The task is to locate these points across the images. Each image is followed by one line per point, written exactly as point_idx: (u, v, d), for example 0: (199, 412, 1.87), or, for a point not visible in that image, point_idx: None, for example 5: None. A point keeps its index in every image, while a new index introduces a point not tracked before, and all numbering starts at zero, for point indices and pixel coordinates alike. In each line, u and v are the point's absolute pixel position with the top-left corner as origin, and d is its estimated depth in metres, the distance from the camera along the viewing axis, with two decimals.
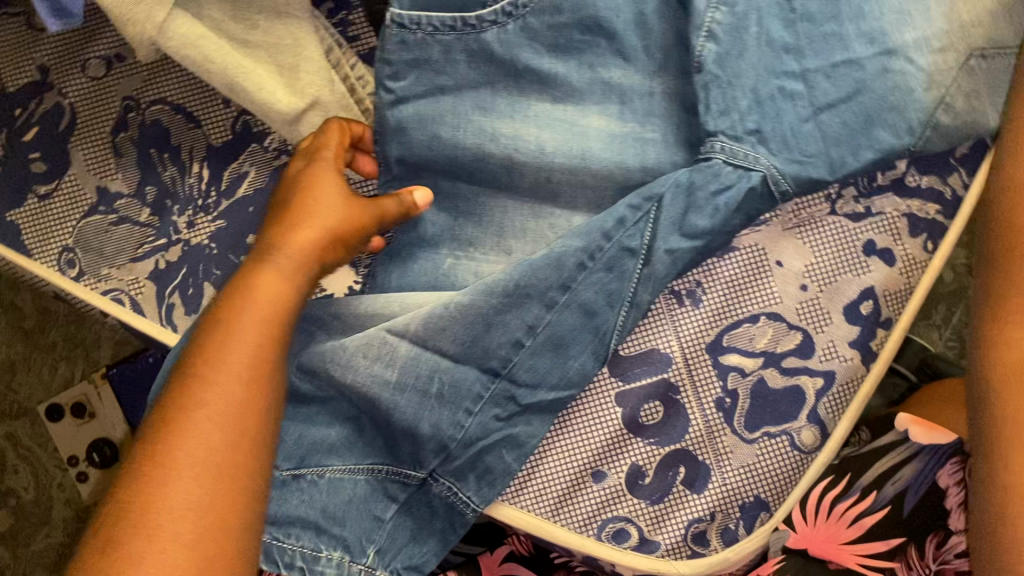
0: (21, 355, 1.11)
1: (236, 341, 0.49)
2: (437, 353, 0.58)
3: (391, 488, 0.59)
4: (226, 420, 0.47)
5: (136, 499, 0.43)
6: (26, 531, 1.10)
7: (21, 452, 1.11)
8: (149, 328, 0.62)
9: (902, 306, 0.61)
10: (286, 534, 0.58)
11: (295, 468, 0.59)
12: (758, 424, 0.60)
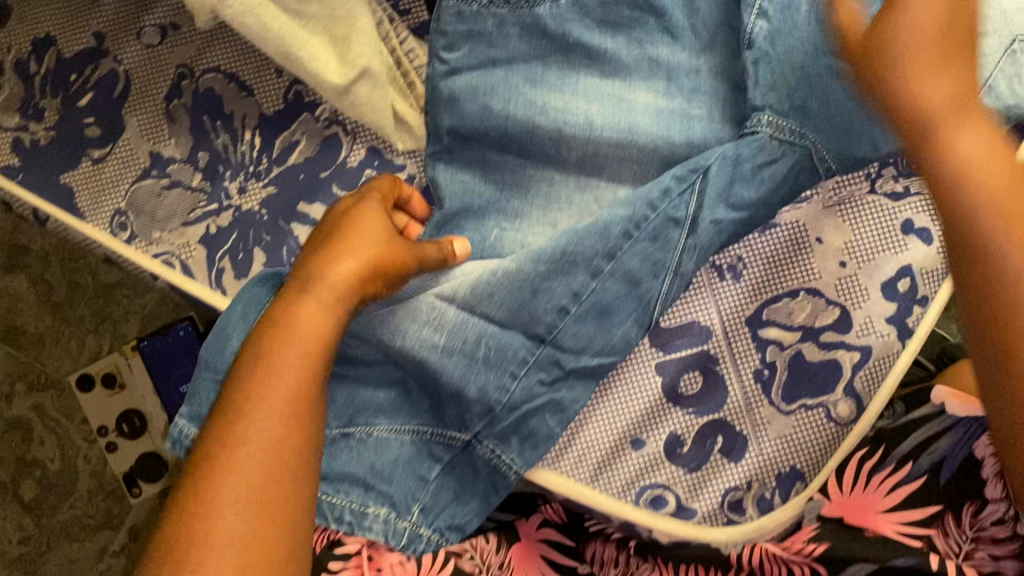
0: (50, 327, 1.12)
1: (275, 381, 0.50)
2: (483, 318, 0.59)
3: (435, 449, 0.61)
4: (267, 457, 0.47)
5: (183, 532, 0.44)
6: (50, 502, 1.11)
7: (47, 423, 1.12)
8: (196, 290, 0.63)
9: (939, 284, 0.62)
10: (335, 490, 0.59)
11: (344, 426, 0.61)
12: (796, 396, 0.61)
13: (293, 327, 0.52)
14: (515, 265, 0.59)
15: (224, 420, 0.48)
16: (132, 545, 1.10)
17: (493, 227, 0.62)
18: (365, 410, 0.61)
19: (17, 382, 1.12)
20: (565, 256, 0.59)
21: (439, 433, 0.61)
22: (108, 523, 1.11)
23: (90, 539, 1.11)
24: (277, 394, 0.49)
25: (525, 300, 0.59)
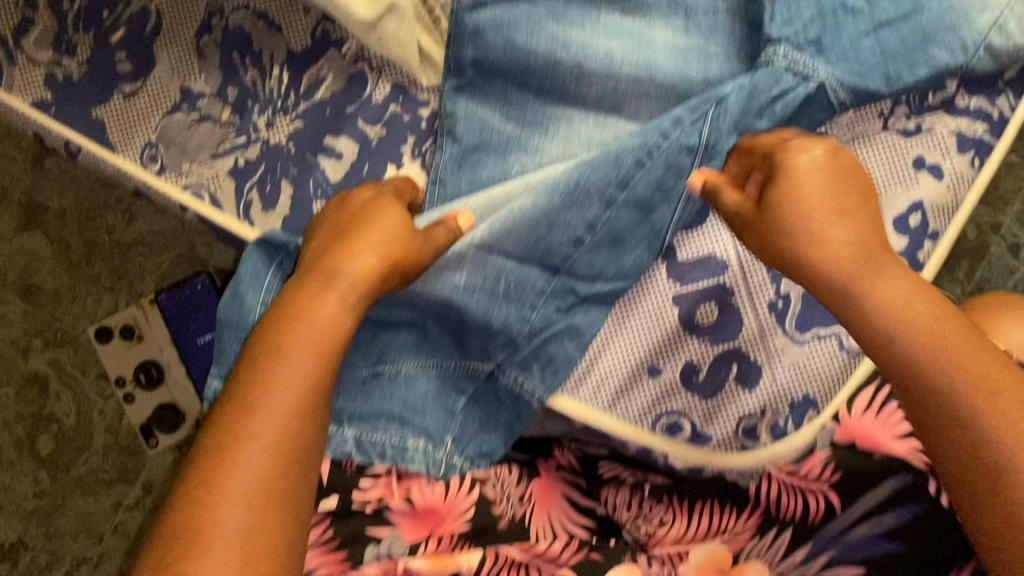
0: (66, 285, 1.14)
1: (286, 375, 0.51)
2: (503, 255, 0.61)
3: (461, 381, 0.63)
4: (274, 449, 0.49)
5: (187, 510, 0.47)
6: (66, 456, 1.13)
7: (63, 379, 1.13)
8: (226, 221, 0.65)
9: (947, 219, 0.64)
10: (372, 428, 0.62)
11: (374, 366, 0.63)
12: (809, 325, 0.63)
13: (306, 326, 0.54)
14: (531, 197, 0.60)
15: (235, 407, 0.50)
16: (147, 499, 1.12)
17: (514, 159, 0.64)
18: (397, 351, 0.63)
19: (34, 338, 1.13)
20: (582, 187, 0.60)
21: (465, 366, 0.63)
22: (123, 477, 1.13)
23: (106, 493, 1.13)
24: (292, 389, 0.51)
25: (540, 232, 0.61)
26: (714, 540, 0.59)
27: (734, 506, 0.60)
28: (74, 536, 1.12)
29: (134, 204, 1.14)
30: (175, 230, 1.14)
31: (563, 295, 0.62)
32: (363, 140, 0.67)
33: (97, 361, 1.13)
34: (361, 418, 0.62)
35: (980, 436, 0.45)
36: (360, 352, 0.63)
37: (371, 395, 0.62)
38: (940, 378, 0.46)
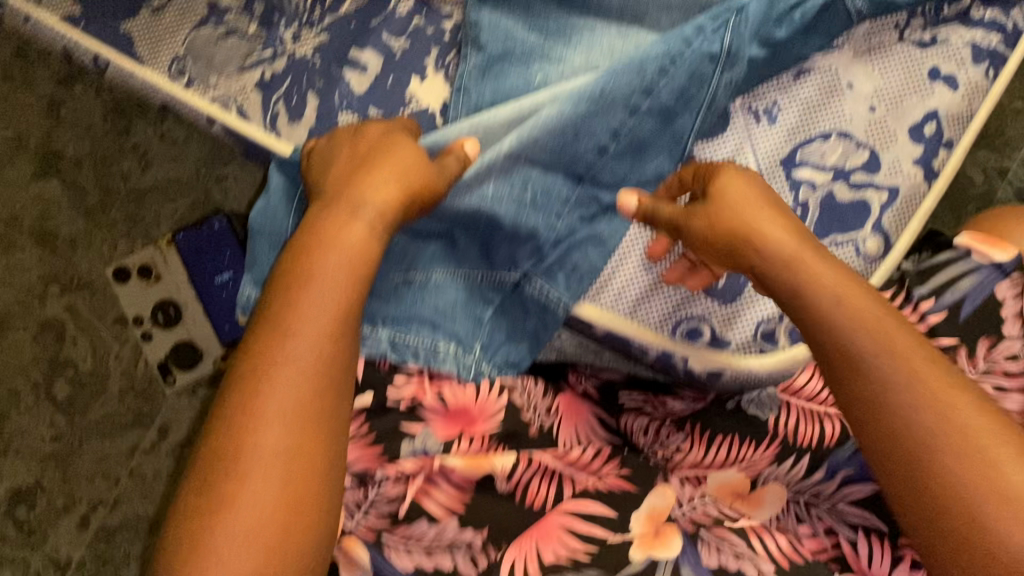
0: (83, 231, 1.15)
1: (311, 307, 0.51)
2: (528, 163, 0.64)
3: (489, 292, 0.67)
4: (306, 378, 0.50)
5: (230, 436, 0.48)
6: (83, 400, 1.14)
7: (80, 324, 1.14)
8: (254, 134, 0.68)
9: (962, 129, 0.66)
10: (406, 330, 0.65)
11: (405, 274, 0.65)
12: (828, 232, 0.64)
13: (334, 252, 0.53)
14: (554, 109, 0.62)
15: (270, 330, 0.50)
16: (163, 443, 1.14)
17: (536, 70, 0.65)
18: (427, 261, 0.66)
19: (50, 284, 1.14)
20: (604, 96, 0.62)
21: (493, 277, 0.66)
22: (139, 421, 1.14)
23: (122, 436, 1.14)
24: (320, 317, 0.51)
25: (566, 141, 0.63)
26: (735, 468, 0.62)
27: (753, 435, 0.64)
28: (91, 479, 1.14)
29: (149, 150, 1.15)
30: (191, 176, 1.15)
31: (587, 205, 0.66)
32: (387, 54, 0.69)
33: (114, 306, 1.14)
34: (394, 321, 0.65)
35: (906, 423, 0.47)
36: (396, 258, 0.65)
37: (404, 301, 0.65)
38: (887, 373, 0.48)
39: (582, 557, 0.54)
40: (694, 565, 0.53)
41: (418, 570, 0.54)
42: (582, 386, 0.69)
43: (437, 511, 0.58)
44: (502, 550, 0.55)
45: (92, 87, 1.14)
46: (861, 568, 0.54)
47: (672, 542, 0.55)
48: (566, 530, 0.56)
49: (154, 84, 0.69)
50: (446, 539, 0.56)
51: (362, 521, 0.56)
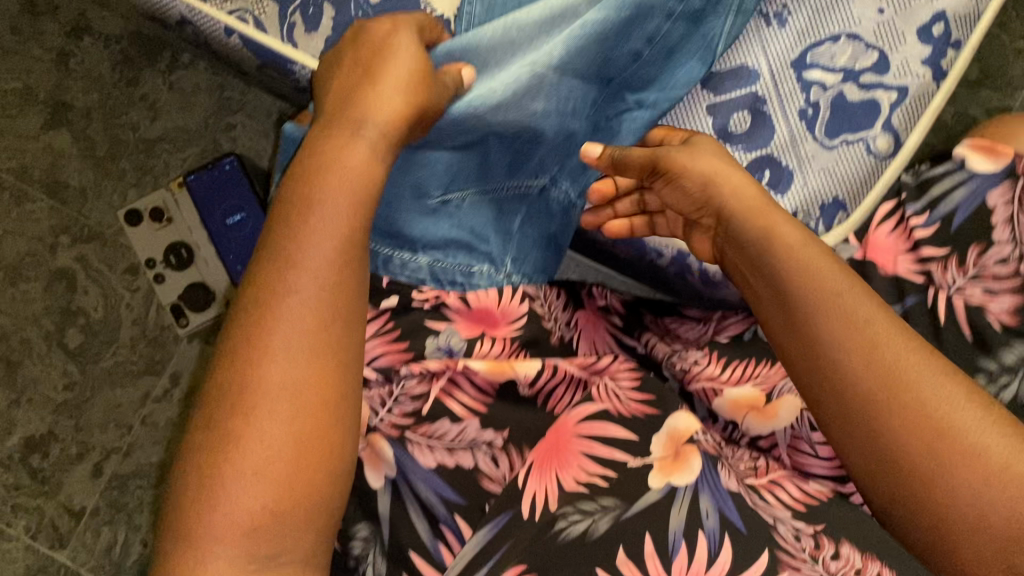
0: (92, 181, 1.15)
1: (316, 238, 0.47)
2: (574, 74, 0.62)
3: (514, 202, 0.71)
4: (310, 313, 0.46)
5: (236, 374, 0.45)
6: (94, 349, 1.15)
7: (91, 274, 1.15)
8: (271, 43, 0.67)
9: (970, 30, 0.67)
10: (445, 253, 0.68)
11: (444, 196, 0.68)
12: (838, 132, 0.65)
13: (335, 175, 0.49)
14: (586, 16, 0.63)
15: (273, 262, 0.47)
16: (174, 391, 1.15)
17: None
18: (450, 177, 0.68)
19: (61, 235, 1.15)
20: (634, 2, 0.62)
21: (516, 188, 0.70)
22: (150, 369, 1.15)
23: (134, 385, 1.15)
24: (323, 248, 0.47)
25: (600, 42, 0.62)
26: (752, 385, 0.66)
27: (766, 357, 0.68)
28: (103, 428, 1.14)
29: (158, 101, 1.15)
30: (198, 126, 1.15)
31: (614, 109, 0.66)
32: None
33: (124, 256, 1.15)
34: (431, 246, 0.68)
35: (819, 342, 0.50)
36: (415, 170, 0.66)
37: (435, 219, 0.68)
38: (804, 308, 0.51)
39: (599, 483, 0.56)
40: (711, 488, 0.55)
41: (441, 467, 0.59)
42: (604, 300, 0.74)
43: (461, 411, 0.62)
44: (524, 480, 0.56)
45: (101, 40, 1.15)
46: None
47: (693, 462, 0.56)
48: (583, 456, 0.57)
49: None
50: (468, 440, 0.60)
51: (387, 417, 0.61)
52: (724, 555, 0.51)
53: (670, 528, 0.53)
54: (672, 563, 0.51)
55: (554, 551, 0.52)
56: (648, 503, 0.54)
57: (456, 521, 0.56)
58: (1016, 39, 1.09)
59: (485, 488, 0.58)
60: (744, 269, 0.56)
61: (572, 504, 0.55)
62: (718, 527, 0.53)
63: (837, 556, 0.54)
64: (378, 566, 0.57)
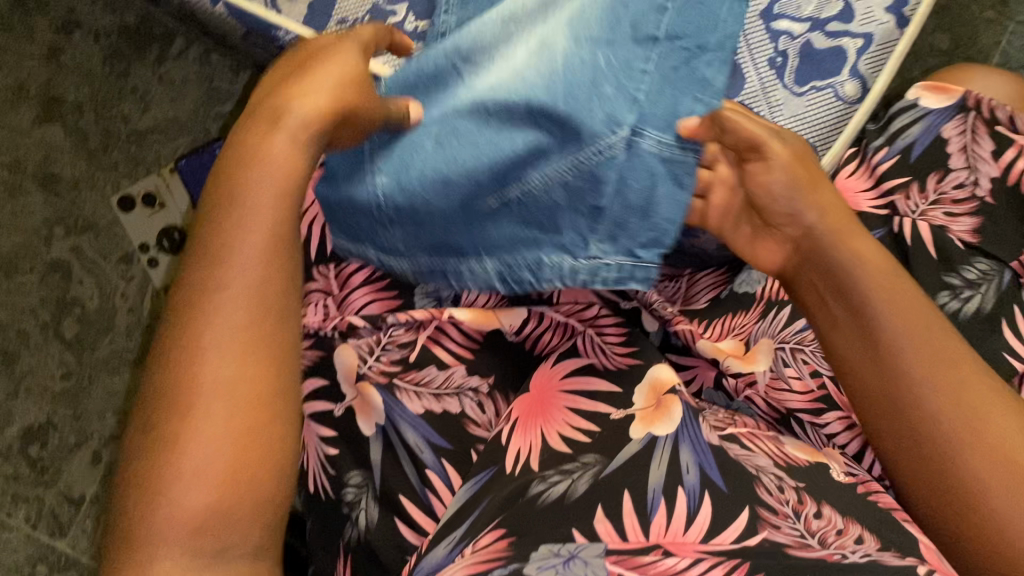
0: (85, 172, 1.16)
1: (249, 232, 0.47)
2: (590, 35, 0.57)
3: (599, 172, 0.57)
4: (247, 309, 0.46)
5: (167, 376, 0.45)
6: (91, 338, 1.16)
7: (86, 265, 1.16)
8: (252, 8, 0.71)
9: None
10: (509, 256, 0.59)
11: (500, 191, 0.58)
12: (807, 80, 0.67)
13: (259, 168, 0.47)
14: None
15: (204, 260, 0.46)
16: None
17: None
18: (487, 177, 0.57)
19: (56, 226, 1.16)
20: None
21: (591, 151, 0.57)
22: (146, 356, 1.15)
23: (130, 372, 1.16)
24: (253, 242, 0.47)
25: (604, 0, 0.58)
26: (732, 338, 0.67)
27: (740, 308, 0.69)
28: (102, 416, 1.15)
29: (148, 92, 1.15)
30: (188, 115, 1.16)
31: (677, 60, 0.59)
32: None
33: (118, 245, 1.16)
34: (496, 249, 0.59)
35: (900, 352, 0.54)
36: (434, 192, 0.57)
37: (493, 220, 0.58)
38: (886, 323, 0.55)
39: (583, 439, 0.57)
40: (692, 442, 0.55)
41: (428, 413, 0.61)
42: None
43: (448, 357, 0.64)
44: (510, 437, 0.58)
45: (91, 34, 1.15)
46: (845, 404, 0.63)
47: (674, 412, 0.58)
48: (567, 412, 0.59)
49: None
50: (454, 386, 0.63)
51: (375, 365, 0.63)
52: (702, 516, 0.51)
53: (650, 487, 0.53)
54: (651, 521, 0.51)
55: (535, 510, 0.52)
56: (630, 455, 0.55)
57: (444, 466, 0.59)
58: (984, 9, 1.10)
59: (472, 434, 0.61)
60: (822, 289, 0.59)
61: (553, 467, 0.56)
62: (698, 482, 0.53)
63: (818, 515, 0.52)
64: (372, 512, 0.60)
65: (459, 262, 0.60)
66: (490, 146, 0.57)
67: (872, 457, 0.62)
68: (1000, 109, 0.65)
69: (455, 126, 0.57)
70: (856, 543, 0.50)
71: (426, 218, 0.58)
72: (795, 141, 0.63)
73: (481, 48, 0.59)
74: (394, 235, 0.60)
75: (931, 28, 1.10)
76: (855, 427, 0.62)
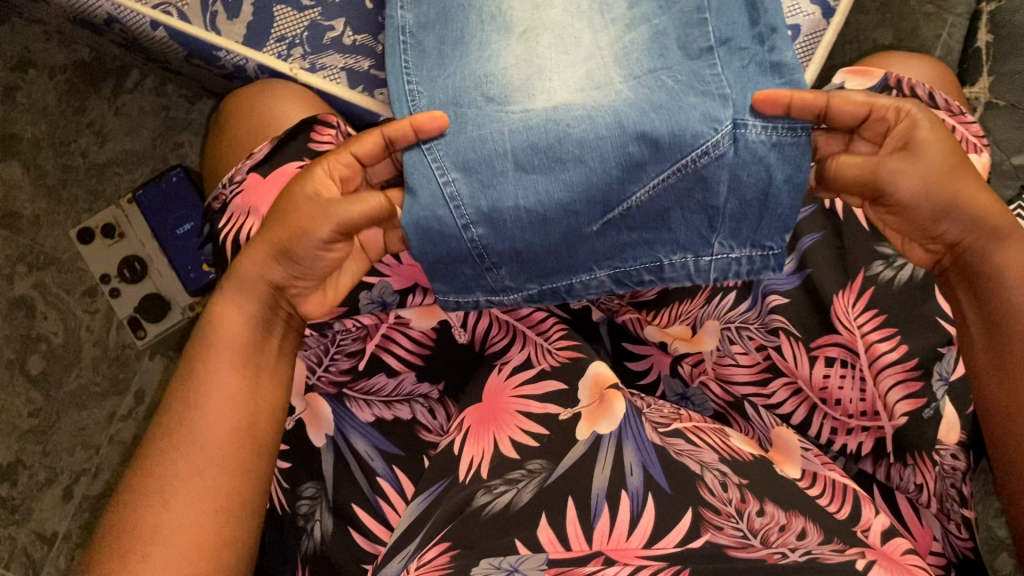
0: (45, 209, 1.15)
1: (208, 390, 0.57)
2: (636, 62, 0.62)
3: (704, 176, 0.58)
4: (206, 456, 0.55)
5: (137, 505, 0.53)
6: (57, 373, 1.14)
7: (50, 300, 1.15)
8: (195, 32, 0.74)
9: None
10: (625, 262, 0.62)
11: (603, 215, 0.60)
12: None
13: (221, 334, 0.59)
14: (634, 31, 0.63)
15: (175, 419, 0.56)
16: (140, 408, 1.14)
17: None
18: (586, 205, 0.59)
19: (18, 263, 1.15)
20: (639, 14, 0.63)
21: (694, 151, 0.58)
22: (115, 388, 1.14)
23: (98, 405, 1.14)
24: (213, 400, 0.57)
25: (601, 41, 0.64)
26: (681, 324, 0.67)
27: (686, 294, 0.67)
28: (71, 451, 1.13)
29: (106, 126, 1.16)
30: (147, 146, 1.16)
31: (746, 59, 0.59)
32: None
33: (81, 279, 1.15)
34: (608, 258, 0.62)
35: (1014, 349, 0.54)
36: (533, 230, 0.60)
37: (598, 237, 0.61)
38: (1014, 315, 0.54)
39: (530, 444, 0.57)
40: (634, 440, 0.54)
41: (378, 420, 0.62)
42: None
43: (397, 364, 0.64)
44: (461, 446, 0.58)
45: (45, 72, 1.15)
46: (791, 370, 0.63)
47: (616, 407, 0.56)
48: (518, 417, 0.59)
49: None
50: (405, 393, 0.63)
51: (324, 375, 0.64)
52: (646, 521, 0.50)
53: (592, 490, 0.52)
54: (594, 528, 0.50)
55: (480, 523, 0.52)
56: (574, 458, 0.54)
57: (395, 473, 0.60)
58: (923, 3, 1.10)
59: (422, 440, 0.62)
60: (965, 294, 0.57)
61: (499, 477, 0.55)
62: (641, 485, 0.52)
63: (761, 512, 0.51)
64: (326, 522, 0.60)
65: (571, 277, 0.62)
66: (580, 171, 0.59)
67: (820, 420, 0.63)
68: (918, 87, 0.67)
69: (541, 148, 0.60)
70: (800, 538, 0.50)
71: (529, 254, 0.61)
72: (930, 139, 0.56)
73: (517, 87, 0.63)
74: (500, 274, 0.62)
75: (874, 24, 1.10)
76: (801, 394, 0.63)
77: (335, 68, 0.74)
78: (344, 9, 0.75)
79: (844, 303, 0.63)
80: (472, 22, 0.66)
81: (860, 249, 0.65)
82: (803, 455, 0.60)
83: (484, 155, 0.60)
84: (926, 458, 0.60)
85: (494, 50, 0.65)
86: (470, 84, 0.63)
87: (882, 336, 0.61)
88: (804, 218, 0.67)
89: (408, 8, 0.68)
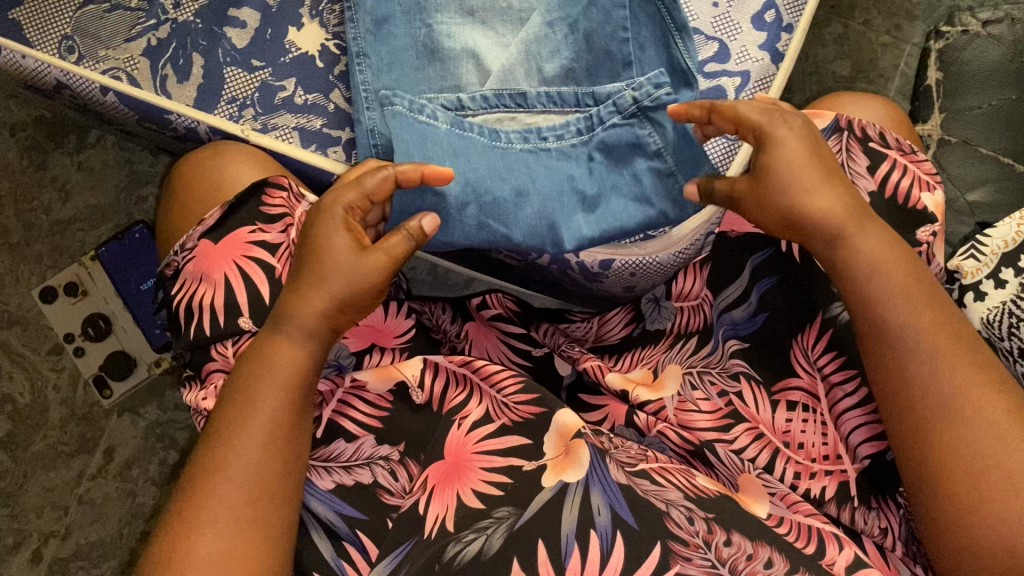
0: (8, 267, 1.14)
1: (260, 414, 0.54)
2: (586, 160, 0.66)
3: (623, 151, 0.65)
4: (256, 489, 0.52)
5: (176, 535, 0.50)
6: (24, 435, 1.12)
7: (14, 359, 1.13)
8: (144, 95, 0.74)
9: (799, 13, 0.74)
10: (562, 185, 0.66)
11: (558, 141, 0.66)
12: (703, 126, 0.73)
13: (273, 371, 0.55)
14: (581, 121, 0.66)
15: (220, 450, 0.53)
16: (109, 466, 1.12)
17: (426, 104, 0.66)
18: (567, 153, 0.66)
19: None
20: (568, 145, 0.66)
21: (600, 195, 0.66)
22: (83, 447, 1.12)
23: (67, 465, 1.12)
24: (265, 435, 0.53)
25: (564, 172, 0.66)
26: (641, 367, 0.69)
27: (650, 342, 0.71)
28: (39, 513, 1.11)
29: (68, 182, 1.14)
30: (112, 202, 1.15)
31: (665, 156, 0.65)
32: (263, 8, 0.77)
33: (47, 337, 1.13)
34: (561, 154, 0.66)
35: (900, 341, 0.53)
36: (547, 171, 0.65)
37: (567, 185, 0.66)
38: (893, 310, 0.54)
39: (495, 493, 0.55)
40: (602, 483, 0.54)
41: (339, 487, 0.60)
42: (500, 309, 0.76)
43: (357, 429, 0.62)
44: (426, 505, 0.56)
45: (6, 129, 1.14)
46: (753, 416, 0.62)
47: (582, 455, 0.56)
48: (482, 470, 0.57)
49: (35, 54, 0.74)
50: (365, 457, 0.61)
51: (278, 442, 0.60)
52: (617, 556, 0.51)
53: (561, 532, 0.52)
54: (565, 567, 0.50)
55: None
56: (541, 504, 0.54)
57: (359, 537, 0.58)
58: (880, 33, 1.11)
59: (386, 503, 0.59)
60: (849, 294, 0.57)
61: (468, 527, 0.54)
62: (610, 524, 0.52)
63: (728, 542, 0.51)
64: None
65: (558, 213, 0.66)
66: (564, 163, 0.66)
67: (783, 464, 0.60)
68: (869, 127, 0.68)
69: (546, 174, 0.65)
70: (767, 567, 0.50)
71: (546, 197, 0.65)
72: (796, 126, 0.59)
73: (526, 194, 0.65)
74: (512, 233, 0.66)
75: (832, 56, 1.11)
76: (762, 438, 0.61)
77: (286, 128, 0.75)
78: (294, 69, 0.76)
79: (803, 347, 0.63)
80: (461, 142, 0.65)
81: (824, 287, 0.64)
82: (770, 498, 0.59)
83: (507, 167, 0.65)
84: (891, 502, 0.58)
85: (467, 137, 0.65)
86: (489, 208, 0.65)
87: (844, 377, 0.61)
88: (759, 264, 0.67)
89: (375, 110, 0.71)
